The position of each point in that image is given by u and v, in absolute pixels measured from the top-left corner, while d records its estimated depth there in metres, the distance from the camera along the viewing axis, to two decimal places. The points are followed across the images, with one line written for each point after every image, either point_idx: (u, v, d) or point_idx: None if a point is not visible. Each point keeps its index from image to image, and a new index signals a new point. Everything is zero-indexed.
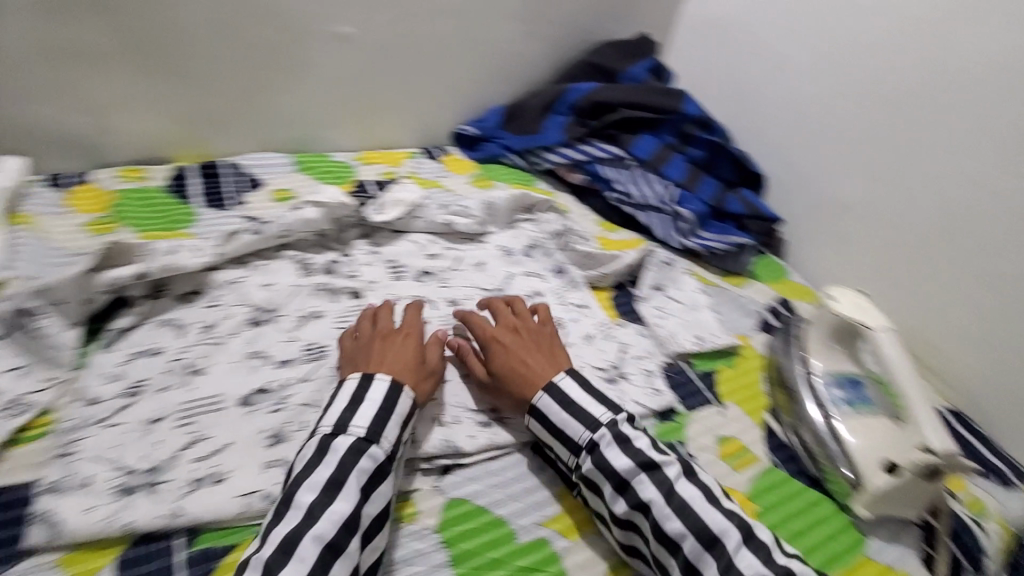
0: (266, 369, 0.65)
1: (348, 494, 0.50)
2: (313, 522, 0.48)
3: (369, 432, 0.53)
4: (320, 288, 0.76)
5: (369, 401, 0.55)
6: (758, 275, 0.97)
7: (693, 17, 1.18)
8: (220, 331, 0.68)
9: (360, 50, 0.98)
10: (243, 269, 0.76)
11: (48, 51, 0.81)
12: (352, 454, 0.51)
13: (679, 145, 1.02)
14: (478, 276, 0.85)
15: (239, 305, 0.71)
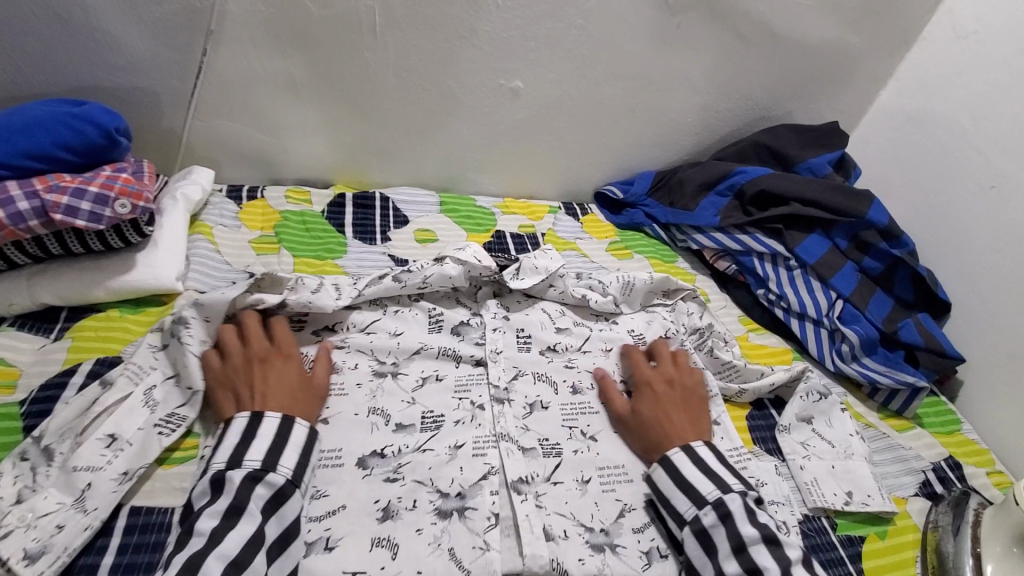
0: (382, 431, 0.64)
1: (250, 516, 0.52)
2: (215, 545, 0.49)
3: (264, 463, 0.54)
4: (443, 350, 0.73)
5: (260, 435, 0.56)
6: (924, 420, 0.83)
7: (891, 105, 1.05)
8: (343, 379, 0.68)
9: (526, 104, 0.97)
10: (376, 313, 0.76)
11: (253, 81, 0.89)
12: (246, 483, 0.53)
13: (853, 253, 0.91)
14: (607, 364, 0.77)
15: (367, 353, 0.71)
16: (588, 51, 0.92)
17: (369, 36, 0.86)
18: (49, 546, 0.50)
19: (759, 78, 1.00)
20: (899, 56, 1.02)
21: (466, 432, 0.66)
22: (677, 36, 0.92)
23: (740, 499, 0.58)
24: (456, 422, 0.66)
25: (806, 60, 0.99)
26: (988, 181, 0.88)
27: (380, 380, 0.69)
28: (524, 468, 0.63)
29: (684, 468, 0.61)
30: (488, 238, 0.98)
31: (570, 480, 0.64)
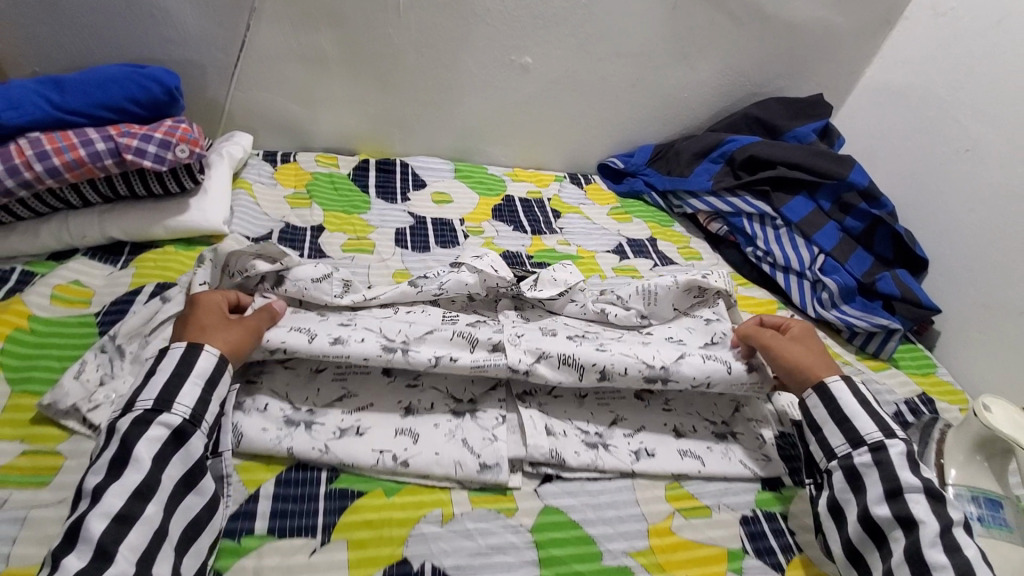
0: None
1: (137, 466, 0.50)
2: (97, 501, 0.48)
3: (158, 403, 0.53)
4: (459, 332, 0.68)
5: (162, 371, 0.56)
6: (899, 362, 0.90)
7: (876, 81, 1.12)
8: (350, 352, 0.63)
9: (535, 79, 1.06)
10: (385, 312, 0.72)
11: (289, 55, 0.99)
12: (134, 426, 0.52)
13: (835, 212, 0.98)
14: (646, 350, 0.69)
15: (376, 332, 0.66)
16: (592, 29, 1.01)
17: (393, 12, 0.96)
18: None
19: (751, 56, 1.08)
20: (883, 35, 1.10)
21: None
22: (674, 14, 1.01)
23: (900, 448, 0.60)
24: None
25: (794, 38, 1.07)
26: (962, 145, 0.95)
27: (389, 356, 0.64)
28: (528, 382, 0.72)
29: (842, 400, 0.64)
30: (499, 201, 1.07)
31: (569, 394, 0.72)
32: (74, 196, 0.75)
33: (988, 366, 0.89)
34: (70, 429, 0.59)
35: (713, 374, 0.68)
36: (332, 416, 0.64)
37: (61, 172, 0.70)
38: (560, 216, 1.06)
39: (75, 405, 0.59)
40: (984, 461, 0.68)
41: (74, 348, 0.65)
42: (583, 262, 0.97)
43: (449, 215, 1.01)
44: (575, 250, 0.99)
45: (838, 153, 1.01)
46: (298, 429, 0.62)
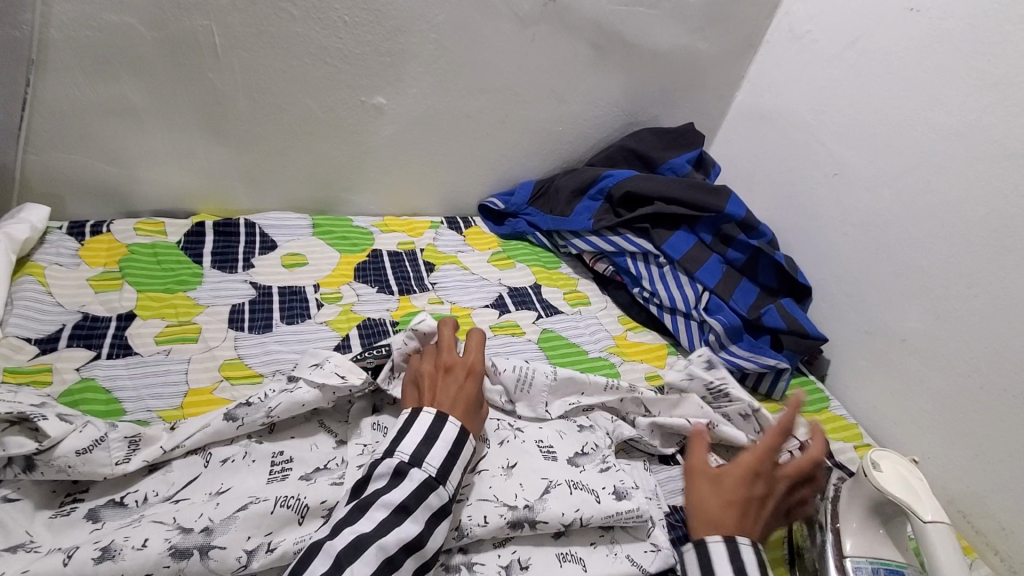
0: (215, 471, 0.59)
1: (415, 519, 0.52)
2: (380, 534, 0.49)
3: (412, 457, 0.55)
4: (280, 502, 0.55)
5: (442, 441, 0.57)
6: (793, 400, 0.87)
7: (747, 104, 1.11)
8: (130, 566, 0.48)
9: (393, 120, 0.96)
10: (195, 467, 0.59)
11: (85, 108, 0.83)
12: (421, 490, 0.53)
13: (715, 244, 0.94)
14: (507, 487, 0.61)
15: (168, 524, 0.51)
16: (448, 65, 0.92)
17: (210, 55, 0.83)
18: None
19: (620, 86, 1.04)
20: (747, 59, 1.09)
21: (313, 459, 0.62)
22: (534, 46, 0.94)
23: None
24: (308, 462, 0.61)
25: (660, 65, 1.04)
26: (830, 169, 0.95)
27: (180, 564, 0.49)
28: None
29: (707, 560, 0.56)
30: (364, 258, 0.95)
31: None
32: None
33: (873, 391, 0.88)
34: None
35: (583, 505, 0.60)
36: None
37: None
38: (434, 269, 0.96)
39: None
40: (880, 528, 0.64)
41: None
42: (458, 322, 0.86)
43: (302, 281, 0.88)
44: (448, 309, 0.89)
45: (713, 183, 0.98)
46: None
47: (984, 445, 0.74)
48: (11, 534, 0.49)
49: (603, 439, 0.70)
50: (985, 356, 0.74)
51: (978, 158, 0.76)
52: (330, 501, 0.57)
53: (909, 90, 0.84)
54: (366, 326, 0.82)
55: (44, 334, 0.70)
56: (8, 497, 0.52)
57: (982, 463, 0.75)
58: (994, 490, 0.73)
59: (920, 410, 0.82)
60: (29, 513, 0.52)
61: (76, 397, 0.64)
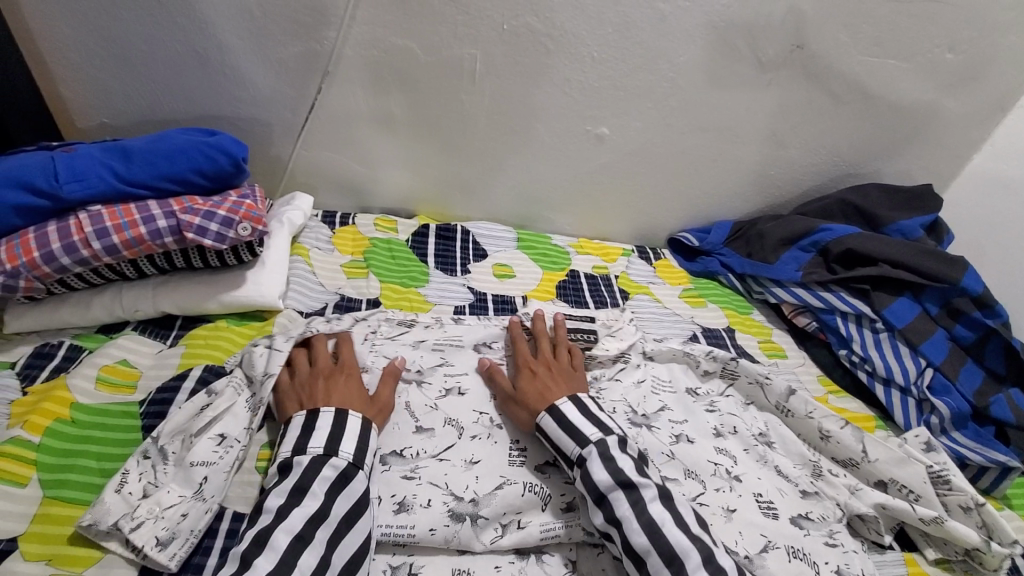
0: (466, 441, 0.68)
1: (314, 495, 0.56)
2: (284, 519, 0.54)
3: (293, 449, 0.59)
4: (528, 488, 0.65)
5: (320, 427, 0.61)
6: (1020, 504, 0.79)
7: (989, 168, 1.02)
8: (419, 521, 0.60)
9: (610, 150, 1.00)
10: (451, 436, 0.69)
11: (353, 115, 0.95)
12: (314, 466, 0.58)
13: (943, 319, 0.88)
14: (728, 531, 0.65)
15: (444, 490, 0.63)
16: (677, 103, 0.94)
17: (467, 79, 0.91)
18: (177, 534, 0.56)
19: (848, 136, 1.00)
20: (1000, 119, 1.00)
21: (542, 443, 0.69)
22: (768, 90, 0.93)
23: None
24: (539, 452, 0.69)
25: (898, 119, 0.98)
26: None
27: (457, 525, 0.61)
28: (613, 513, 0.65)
29: None
30: (563, 277, 1.00)
31: None
32: (130, 268, 0.74)
33: None
34: (106, 548, 0.54)
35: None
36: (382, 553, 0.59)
37: (120, 249, 0.69)
38: (628, 297, 0.99)
39: (116, 525, 0.54)
40: None
41: (116, 445, 0.61)
42: None
43: (511, 291, 0.94)
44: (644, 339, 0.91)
45: (947, 252, 0.91)
46: None
47: None
48: None
49: (830, 510, 0.69)
50: None
51: None
52: (567, 495, 0.65)
53: None
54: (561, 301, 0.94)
55: (313, 309, 0.82)
56: None
57: None
58: None
59: None
60: None
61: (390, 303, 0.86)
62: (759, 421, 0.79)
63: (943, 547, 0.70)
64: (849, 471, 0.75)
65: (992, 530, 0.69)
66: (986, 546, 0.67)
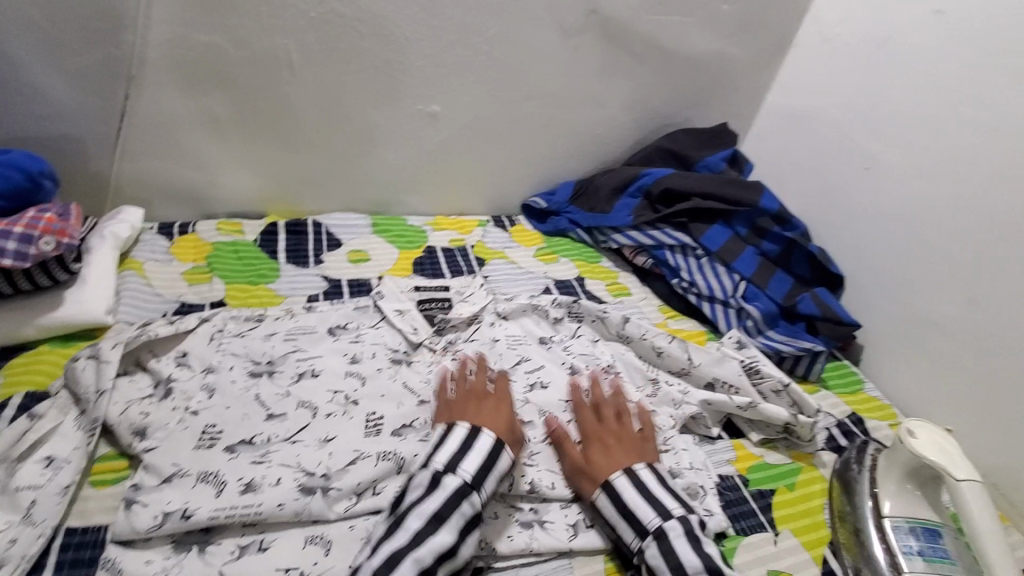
0: (318, 419, 0.69)
1: (448, 527, 0.57)
2: (414, 547, 0.55)
3: (447, 465, 0.62)
4: (383, 454, 0.67)
5: (477, 450, 0.64)
6: (828, 381, 0.92)
7: (777, 105, 1.16)
8: (265, 499, 0.60)
9: (446, 126, 1.04)
10: (304, 417, 0.69)
11: (174, 120, 0.92)
12: (453, 497, 0.59)
13: (751, 238, 1.01)
14: None
15: (293, 468, 0.64)
16: (498, 75, 1.00)
17: (286, 70, 0.91)
18: (4, 560, 0.53)
19: (656, 90, 1.10)
20: (778, 61, 1.14)
21: (394, 409, 0.72)
22: (577, 55, 1.02)
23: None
24: (397, 419, 0.71)
25: (694, 70, 1.10)
26: (860, 163, 0.99)
27: (307, 499, 0.61)
28: None
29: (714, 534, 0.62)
30: (420, 253, 1.03)
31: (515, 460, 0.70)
32: None
33: (903, 374, 0.92)
34: None
35: None
36: (231, 536, 0.59)
37: None
38: (484, 264, 1.04)
39: None
40: (916, 491, 0.69)
41: None
42: None
43: (366, 274, 0.96)
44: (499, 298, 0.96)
45: (747, 180, 1.04)
46: (188, 554, 0.57)
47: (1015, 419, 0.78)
48: (161, 469, 0.61)
49: (665, 419, 0.78)
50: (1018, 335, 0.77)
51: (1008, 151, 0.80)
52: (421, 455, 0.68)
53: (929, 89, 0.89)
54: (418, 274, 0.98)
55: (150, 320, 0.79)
56: (149, 448, 0.63)
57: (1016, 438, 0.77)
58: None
59: (949, 394, 0.86)
60: (177, 446, 0.64)
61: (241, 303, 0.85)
62: (605, 354, 0.86)
63: (764, 428, 0.80)
64: (683, 380, 0.84)
65: (800, 405, 0.80)
66: (795, 419, 0.77)
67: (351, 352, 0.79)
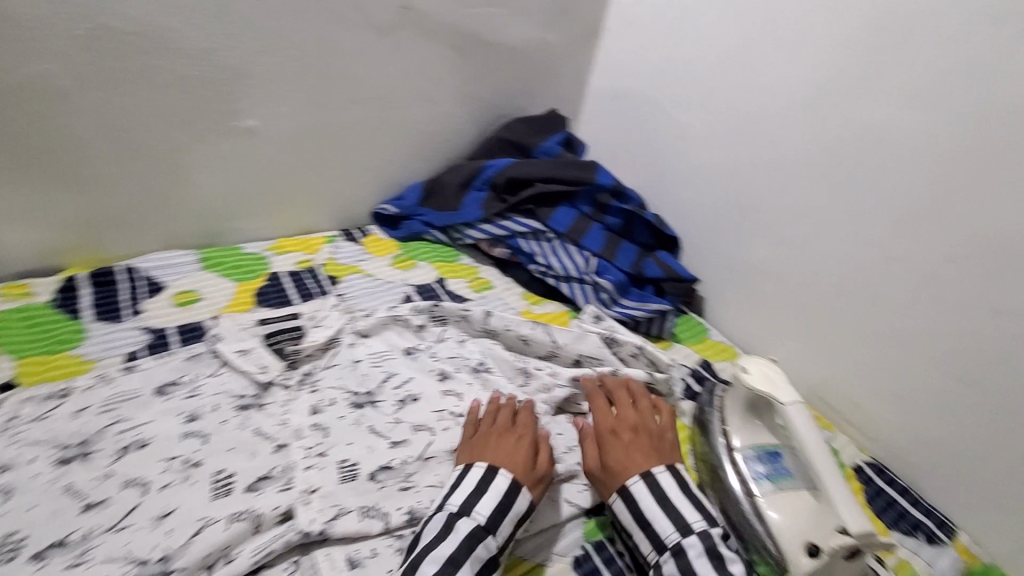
0: (150, 495, 0.61)
1: None
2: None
3: (459, 506, 0.60)
4: (238, 514, 0.60)
5: (495, 490, 0.62)
6: (679, 335, 1.00)
7: (599, 86, 1.22)
8: None
9: (268, 141, 0.96)
10: (133, 496, 0.61)
11: None
12: (471, 538, 0.58)
13: (595, 214, 1.06)
14: (453, 472, 0.69)
15: (121, 558, 0.56)
16: (315, 81, 0.94)
17: (57, 97, 0.77)
18: None
19: (485, 82, 1.11)
20: (593, 45, 1.20)
21: (245, 463, 0.66)
22: (396, 54, 0.99)
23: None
24: (250, 473, 0.65)
25: (517, 59, 1.12)
26: (675, 133, 1.07)
27: None
28: (338, 498, 0.63)
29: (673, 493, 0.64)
30: (262, 283, 0.94)
31: (392, 484, 0.66)
32: None
33: (739, 318, 1.02)
34: None
35: None
36: None
37: None
38: (337, 282, 0.97)
39: None
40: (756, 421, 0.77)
41: None
42: None
43: (200, 316, 0.86)
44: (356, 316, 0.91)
45: (582, 160, 1.09)
46: None
47: (826, 339, 0.89)
48: None
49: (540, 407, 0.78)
50: (817, 267, 0.88)
51: (783, 106, 0.90)
52: (282, 506, 0.62)
53: (715, 59, 0.98)
54: (262, 306, 0.90)
55: None
56: None
57: (830, 355, 0.89)
58: (843, 373, 0.88)
59: (774, 328, 0.97)
60: None
61: (39, 378, 0.73)
62: (474, 351, 0.86)
63: None
64: (552, 362, 0.86)
65: (656, 363, 0.86)
66: (652, 378, 0.83)
67: (187, 410, 0.70)
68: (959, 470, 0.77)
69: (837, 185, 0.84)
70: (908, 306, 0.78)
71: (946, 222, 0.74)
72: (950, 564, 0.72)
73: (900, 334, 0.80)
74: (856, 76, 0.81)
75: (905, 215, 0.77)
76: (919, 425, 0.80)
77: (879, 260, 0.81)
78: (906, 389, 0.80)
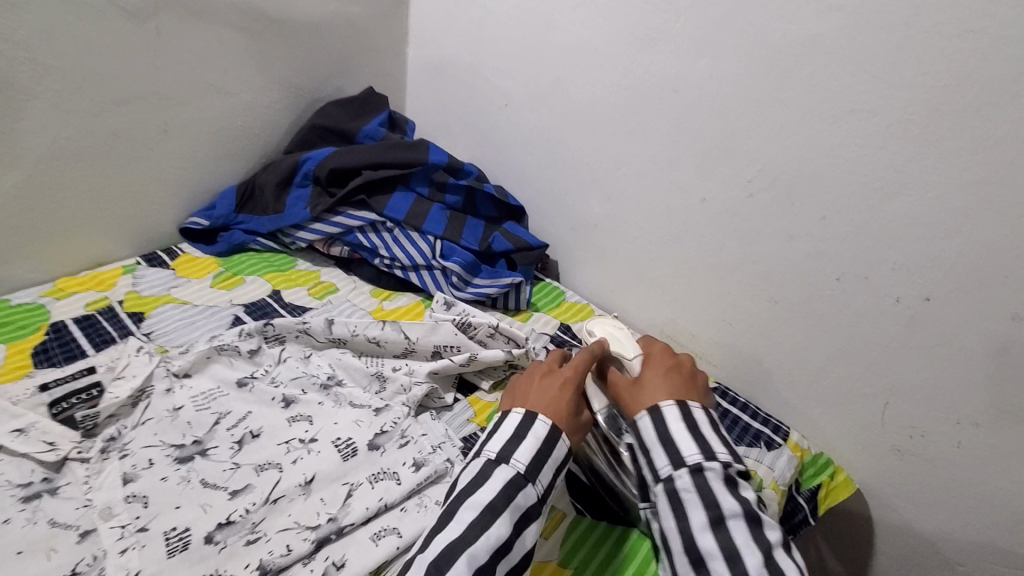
0: None
1: (502, 522, 0.55)
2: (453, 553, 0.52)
3: (499, 453, 0.60)
4: None
5: (531, 437, 0.61)
6: (537, 304, 1.00)
7: (419, 59, 1.15)
8: None
9: (10, 164, 0.77)
10: None
11: None
12: (509, 485, 0.57)
13: (434, 195, 1.00)
14: (309, 506, 0.62)
15: None
16: (60, 83, 0.77)
17: None
18: None
19: (286, 64, 0.99)
20: (403, 14, 1.11)
21: (37, 565, 0.54)
22: (164, 41, 0.84)
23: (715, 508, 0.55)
24: None
25: (319, 36, 1.01)
26: (501, 101, 1.05)
27: None
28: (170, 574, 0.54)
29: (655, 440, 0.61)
30: (40, 337, 0.77)
31: (236, 540, 0.58)
32: None
33: (590, 276, 1.05)
34: None
35: (385, 493, 0.64)
36: None
37: None
38: (145, 318, 0.83)
39: None
40: None
41: None
42: None
43: None
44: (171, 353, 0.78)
45: (411, 139, 1.03)
46: None
47: (666, 283, 0.94)
48: None
49: (400, 411, 0.73)
50: (646, 217, 0.92)
51: (591, 66, 0.90)
52: None
53: (523, 22, 0.96)
54: (45, 365, 0.74)
55: None
56: None
57: (671, 298, 0.94)
58: (685, 313, 0.94)
59: (621, 280, 1.00)
60: None
61: None
62: (322, 365, 0.78)
63: (492, 373, 0.83)
64: (409, 359, 0.82)
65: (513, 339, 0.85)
66: (511, 355, 0.81)
67: None
68: (784, 381, 0.86)
69: (650, 137, 0.87)
70: (725, 243, 0.84)
71: (738, 163, 0.80)
72: (788, 463, 0.80)
73: (723, 269, 0.86)
74: (647, 31, 0.82)
75: (710, 158, 0.82)
76: (750, 347, 0.88)
77: (696, 204, 0.86)
78: (735, 317, 0.88)
